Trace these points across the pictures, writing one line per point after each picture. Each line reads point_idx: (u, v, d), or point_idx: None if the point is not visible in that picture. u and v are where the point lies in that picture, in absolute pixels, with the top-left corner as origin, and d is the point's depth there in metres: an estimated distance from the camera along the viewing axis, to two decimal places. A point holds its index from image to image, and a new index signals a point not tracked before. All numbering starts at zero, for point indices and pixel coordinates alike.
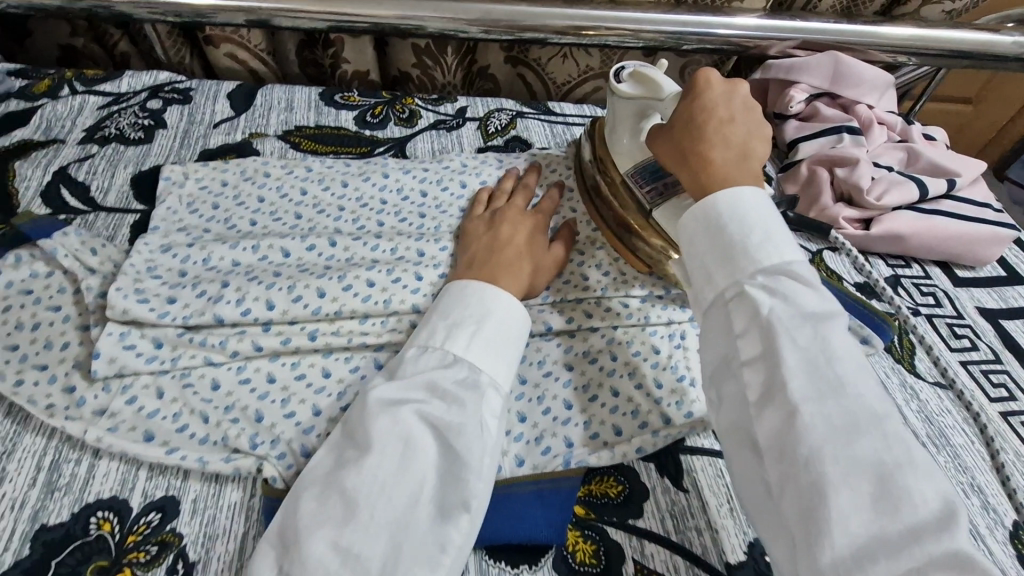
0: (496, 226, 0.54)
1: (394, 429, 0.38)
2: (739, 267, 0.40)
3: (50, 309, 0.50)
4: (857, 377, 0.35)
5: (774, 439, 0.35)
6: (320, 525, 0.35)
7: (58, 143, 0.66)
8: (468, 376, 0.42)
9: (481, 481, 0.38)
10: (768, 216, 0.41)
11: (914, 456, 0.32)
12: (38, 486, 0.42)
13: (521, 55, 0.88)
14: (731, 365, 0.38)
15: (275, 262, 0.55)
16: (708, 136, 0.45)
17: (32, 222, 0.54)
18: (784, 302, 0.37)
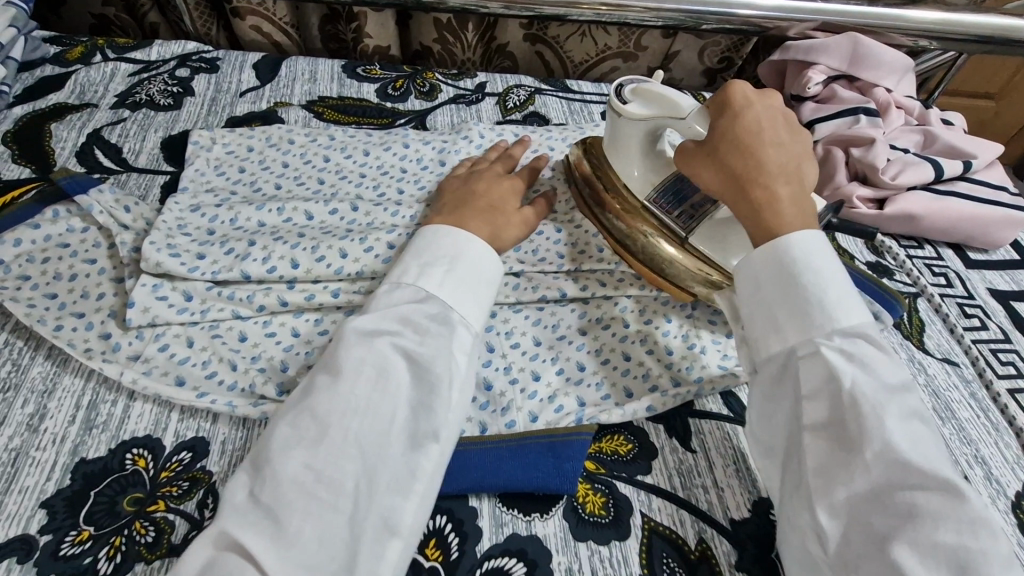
0: (472, 184, 0.56)
1: (366, 360, 0.40)
2: (813, 327, 0.40)
3: (87, 262, 0.52)
4: (936, 456, 0.36)
5: (850, 511, 0.35)
6: (293, 446, 0.37)
7: (91, 107, 0.68)
8: (439, 312, 0.44)
9: (451, 413, 0.40)
10: (840, 276, 0.42)
11: (997, 545, 0.33)
12: (78, 424, 0.44)
13: (540, 33, 0.89)
14: (799, 427, 0.39)
15: (299, 224, 0.57)
16: (766, 157, 0.45)
17: (70, 177, 0.56)
18: (862, 371, 0.38)
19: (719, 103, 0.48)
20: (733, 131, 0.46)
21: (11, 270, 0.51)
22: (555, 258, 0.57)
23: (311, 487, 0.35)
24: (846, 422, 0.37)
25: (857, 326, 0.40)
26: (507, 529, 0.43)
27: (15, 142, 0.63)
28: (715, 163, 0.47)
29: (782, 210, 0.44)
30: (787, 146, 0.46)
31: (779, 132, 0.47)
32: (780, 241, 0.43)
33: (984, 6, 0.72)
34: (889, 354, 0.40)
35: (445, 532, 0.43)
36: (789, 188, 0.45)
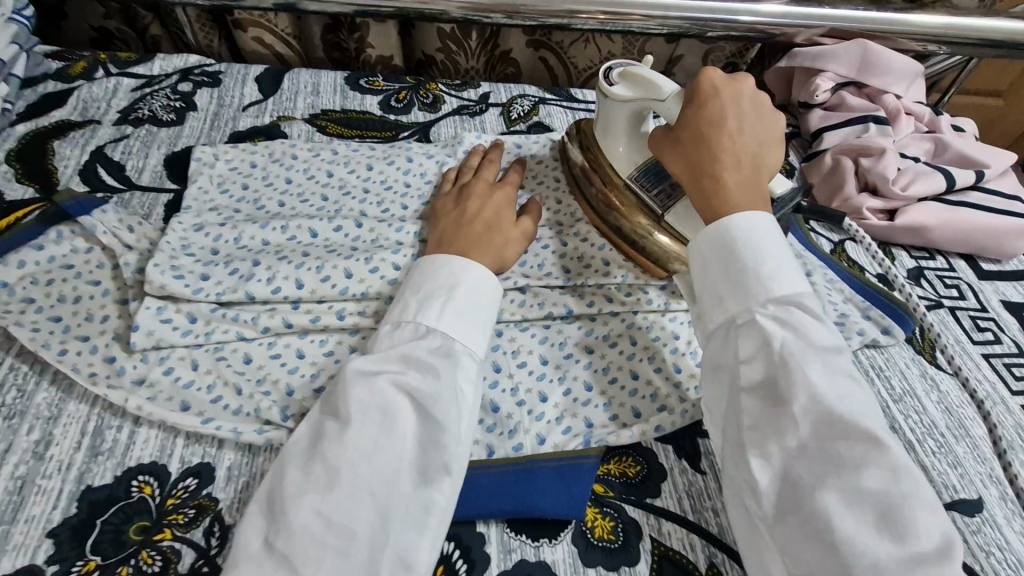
0: (463, 202, 0.56)
1: (371, 400, 0.40)
2: (751, 294, 0.42)
3: (91, 283, 0.52)
4: (864, 409, 0.37)
5: (783, 466, 0.37)
6: (304, 493, 0.37)
7: (94, 124, 0.68)
8: (443, 345, 0.44)
9: (461, 447, 0.40)
10: (778, 247, 0.44)
11: (918, 491, 0.35)
12: (83, 450, 0.44)
13: (543, 40, 0.88)
14: (736, 390, 0.41)
15: (303, 242, 0.56)
16: (722, 148, 0.47)
17: (73, 198, 0.55)
18: (793, 334, 0.40)
19: (690, 90, 0.50)
20: (696, 118, 0.48)
21: (15, 292, 0.51)
22: (560, 273, 0.57)
23: (324, 533, 0.36)
24: (778, 382, 0.39)
25: (793, 293, 0.42)
26: (514, 555, 0.43)
27: (18, 161, 0.63)
28: (676, 147, 0.49)
29: (731, 193, 0.46)
30: (750, 135, 0.48)
31: (744, 122, 0.48)
32: (727, 220, 0.45)
33: (995, 11, 0.71)
34: (822, 320, 0.42)
35: (452, 558, 0.42)
36: (741, 174, 0.47)
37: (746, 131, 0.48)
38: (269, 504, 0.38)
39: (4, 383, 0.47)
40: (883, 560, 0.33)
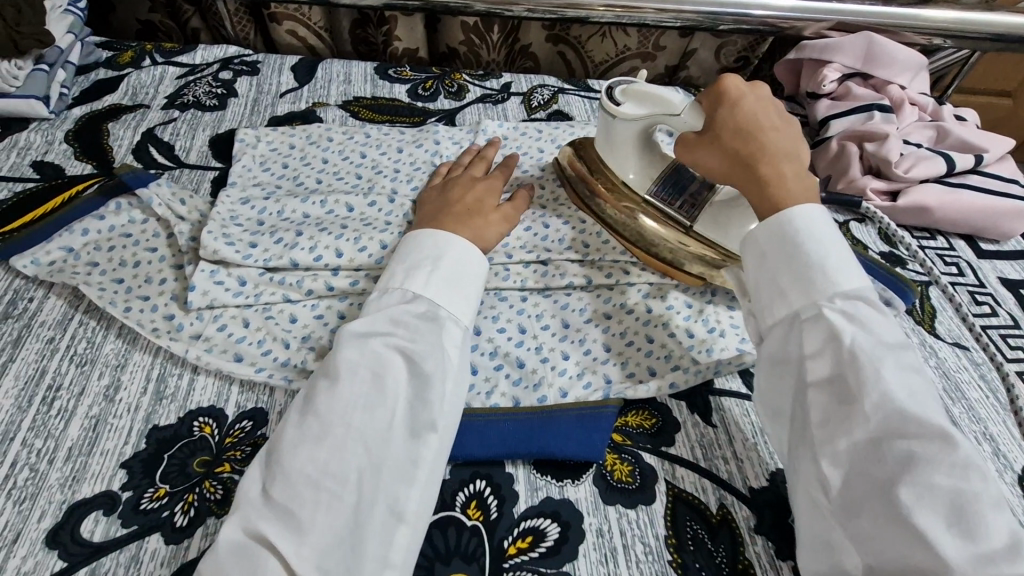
0: (448, 188, 0.60)
1: (361, 359, 0.43)
2: (817, 290, 0.44)
3: (150, 250, 0.57)
4: (932, 407, 0.39)
5: (853, 460, 0.39)
6: (299, 445, 0.40)
7: (144, 108, 0.73)
8: (427, 310, 0.48)
9: (446, 404, 0.44)
10: (840, 246, 0.46)
11: (987, 488, 0.36)
12: (149, 395, 0.48)
13: (562, 34, 0.92)
14: (802, 385, 0.43)
15: (341, 215, 0.61)
16: (767, 146, 0.50)
17: (131, 172, 0.60)
18: (861, 331, 0.42)
19: (714, 95, 0.53)
20: (732, 121, 0.51)
21: (81, 257, 0.56)
22: (581, 245, 0.61)
23: (319, 480, 0.39)
24: (847, 378, 0.41)
25: (856, 290, 0.44)
26: (541, 492, 0.47)
27: (77, 140, 0.68)
28: (719, 149, 0.51)
29: (787, 186, 0.48)
30: (785, 130, 0.51)
31: (774, 119, 0.52)
32: (787, 213, 0.47)
33: (995, 6, 0.74)
34: (886, 318, 0.44)
35: (484, 494, 0.46)
36: (790, 164, 0.49)
37: (779, 125, 0.51)
38: (267, 459, 0.41)
39: (74, 336, 0.51)
40: (956, 555, 0.34)
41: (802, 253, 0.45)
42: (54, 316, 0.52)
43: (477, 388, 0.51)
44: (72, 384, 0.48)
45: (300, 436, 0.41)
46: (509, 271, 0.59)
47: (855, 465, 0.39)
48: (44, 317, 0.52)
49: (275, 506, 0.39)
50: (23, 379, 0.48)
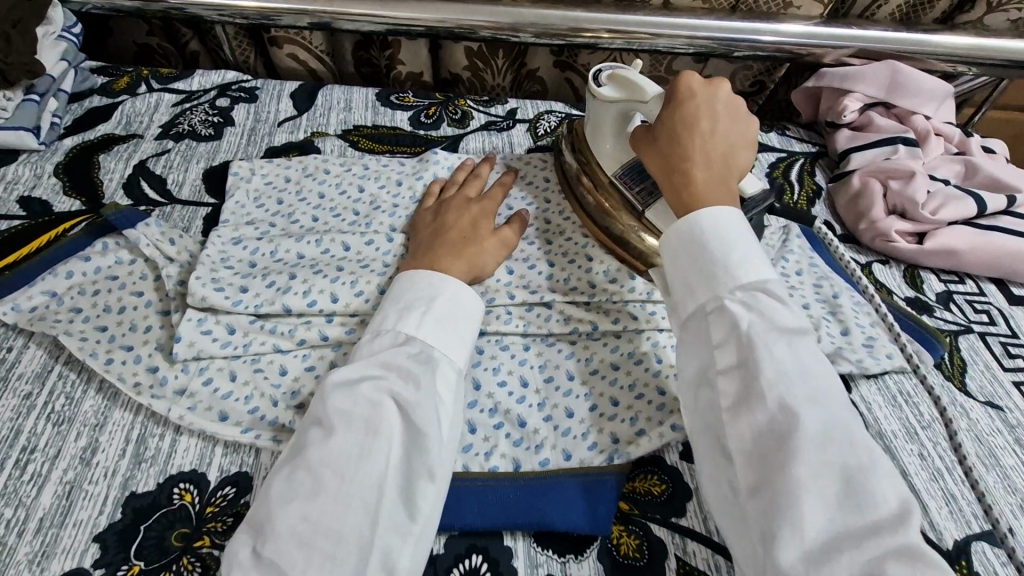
0: (442, 215, 0.59)
1: (353, 407, 0.41)
2: (719, 282, 0.44)
3: (135, 294, 0.54)
4: (825, 388, 0.39)
5: (751, 444, 0.39)
6: (289, 500, 0.38)
7: (137, 138, 0.71)
8: (421, 352, 0.45)
9: (445, 452, 0.41)
10: (743, 234, 0.46)
11: (874, 462, 0.37)
12: (128, 457, 0.46)
13: (570, 60, 0.89)
14: (710, 374, 0.43)
15: (337, 255, 0.58)
16: (694, 150, 0.50)
17: (118, 211, 0.58)
18: (758, 317, 0.42)
19: (671, 92, 0.54)
20: (672, 117, 0.52)
21: (64, 302, 0.53)
22: (587, 285, 0.58)
23: (309, 539, 0.37)
24: (748, 364, 0.40)
25: (757, 280, 0.44)
26: (541, 570, 0.43)
27: (67, 174, 0.65)
28: (652, 143, 0.53)
29: (701, 187, 0.49)
30: (721, 137, 0.51)
31: (717, 122, 0.52)
32: (693, 211, 0.48)
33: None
34: (788, 303, 0.43)
35: (481, 571, 0.43)
36: (711, 168, 0.50)
37: (718, 130, 0.51)
38: (253, 517, 0.38)
39: (53, 391, 0.49)
40: (844, 529, 0.35)
41: (708, 245, 0.45)
42: (33, 367, 0.50)
43: (475, 448, 0.47)
44: (47, 445, 0.45)
45: (286, 489, 0.38)
46: (512, 315, 0.56)
47: (754, 450, 0.39)
48: (22, 369, 0.50)
49: (262, 563, 0.36)
50: None
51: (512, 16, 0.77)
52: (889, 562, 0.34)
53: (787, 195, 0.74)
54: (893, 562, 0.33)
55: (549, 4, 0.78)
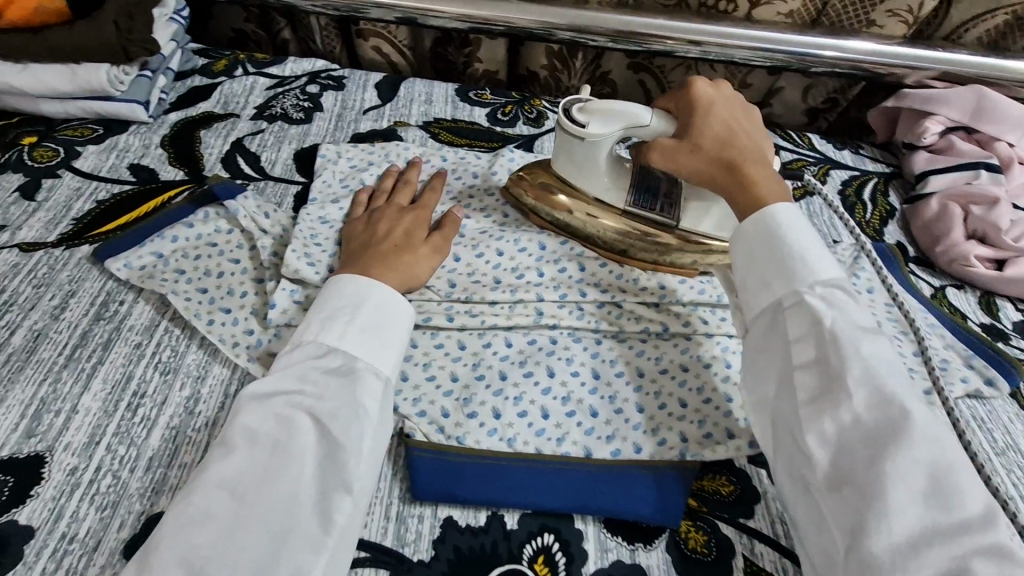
0: (374, 224, 0.58)
1: (264, 425, 0.42)
2: (799, 280, 0.47)
3: (234, 261, 0.58)
4: (903, 385, 0.42)
5: (836, 437, 0.41)
6: (182, 527, 0.37)
7: (234, 117, 0.75)
8: (343, 364, 0.46)
9: (364, 464, 0.42)
10: (815, 240, 0.50)
11: (958, 464, 0.39)
12: (227, 410, 0.49)
13: (646, 63, 0.89)
14: (788, 367, 0.45)
15: (447, 266, 0.60)
16: (742, 150, 0.54)
17: (221, 182, 0.62)
18: (840, 313, 0.45)
19: (687, 100, 0.56)
20: (708, 123, 0.54)
21: (170, 263, 0.57)
22: (656, 285, 0.60)
23: (201, 570, 0.36)
24: (830, 359, 0.43)
25: (833, 279, 0.48)
26: (611, 555, 0.44)
27: (172, 145, 0.70)
28: (697, 151, 0.54)
29: (763, 185, 0.53)
30: (754, 137, 0.56)
31: (743, 121, 0.56)
32: (767, 214, 0.51)
33: None
34: (860, 306, 0.47)
35: (553, 550, 0.44)
36: (760, 165, 0.54)
37: (748, 131, 0.56)
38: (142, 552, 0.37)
39: (160, 343, 0.52)
40: (930, 525, 0.37)
41: (786, 246, 0.49)
42: (143, 321, 0.53)
43: (547, 433, 0.49)
44: (155, 393, 0.49)
45: (183, 515, 0.38)
46: (583, 311, 0.57)
47: (839, 442, 0.41)
48: (133, 321, 0.53)
49: None
50: (111, 383, 0.49)
51: (593, 20, 0.79)
52: (975, 557, 0.35)
53: (859, 214, 0.73)
54: (980, 556, 0.35)
55: (630, 11, 0.79)
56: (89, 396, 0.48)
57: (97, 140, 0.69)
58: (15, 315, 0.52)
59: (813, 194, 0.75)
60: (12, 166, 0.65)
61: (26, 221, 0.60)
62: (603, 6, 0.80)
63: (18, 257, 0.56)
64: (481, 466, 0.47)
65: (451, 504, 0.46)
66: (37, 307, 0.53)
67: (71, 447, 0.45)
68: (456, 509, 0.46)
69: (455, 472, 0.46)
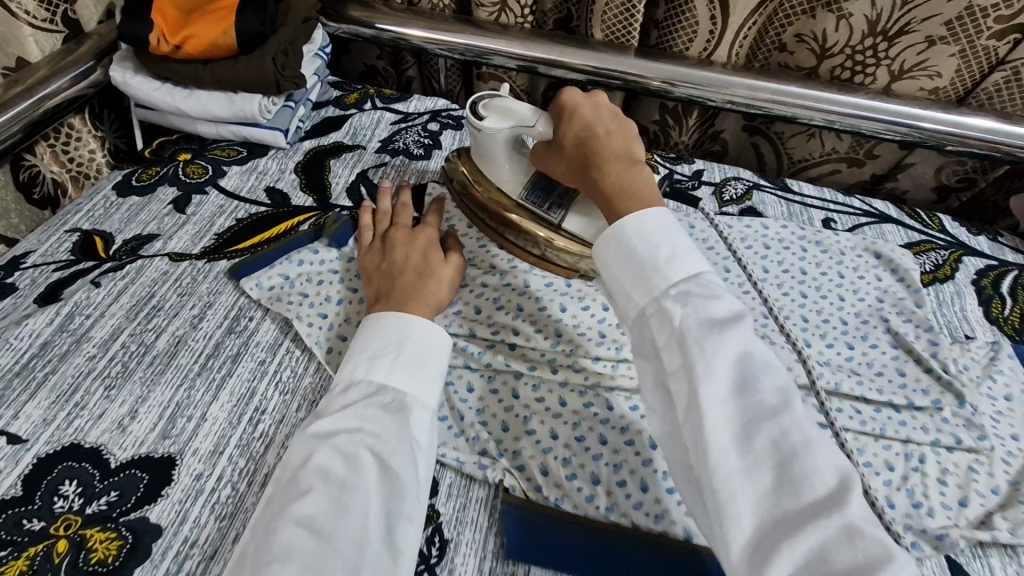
0: (389, 251, 0.60)
1: (332, 462, 0.42)
2: (654, 283, 0.44)
3: (350, 289, 0.60)
4: (759, 372, 0.39)
5: (691, 449, 0.38)
6: (273, 564, 0.36)
7: (361, 149, 0.80)
8: (393, 401, 0.47)
9: (421, 493, 0.43)
10: (673, 231, 0.46)
11: (814, 444, 0.36)
12: None
13: (762, 127, 0.88)
14: (658, 378, 0.42)
15: (553, 315, 0.58)
16: (598, 149, 0.53)
17: (336, 231, 0.65)
18: (691, 312, 0.41)
19: (556, 109, 0.57)
20: (567, 129, 0.55)
21: (295, 286, 0.60)
22: None
23: None
24: (683, 366, 0.39)
25: (689, 275, 0.44)
26: None
27: (305, 172, 0.75)
28: (560, 154, 0.57)
29: (614, 187, 0.51)
30: (617, 134, 0.53)
31: (609, 120, 0.55)
32: (627, 216, 0.48)
33: None
34: (721, 293, 0.43)
35: None
36: (618, 164, 0.52)
37: (614, 129, 0.54)
38: None
39: (281, 363, 0.55)
40: (782, 516, 0.34)
41: (649, 245, 0.45)
42: (268, 338, 0.57)
43: (645, 507, 0.48)
44: (274, 410, 0.52)
45: (268, 555, 0.37)
46: None
47: (695, 457, 0.38)
48: (260, 338, 0.57)
49: None
50: (237, 396, 0.52)
51: (717, 81, 0.78)
52: (828, 546, 0.32)
53: (996, 309, 0.68)
54: (829, 546, 0.32)
55: (756, 75, 0.78)
56: (216, 406, 0.51)
57: (241, 162, 0.75)
58: (160, 319, 0.57)
59: (943, 281, 0.70)
60: (169, 179, 0.72)
61: (176, 232, 0.66)
62: (725, 67, 0.79)
63: (168, 265, 0.62)
64: (566, 533, 0.46)
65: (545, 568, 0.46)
66: (180, 314, 0.58)
67: (198, 454, 0.48)
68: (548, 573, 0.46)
69: (548, 537, 0.46)
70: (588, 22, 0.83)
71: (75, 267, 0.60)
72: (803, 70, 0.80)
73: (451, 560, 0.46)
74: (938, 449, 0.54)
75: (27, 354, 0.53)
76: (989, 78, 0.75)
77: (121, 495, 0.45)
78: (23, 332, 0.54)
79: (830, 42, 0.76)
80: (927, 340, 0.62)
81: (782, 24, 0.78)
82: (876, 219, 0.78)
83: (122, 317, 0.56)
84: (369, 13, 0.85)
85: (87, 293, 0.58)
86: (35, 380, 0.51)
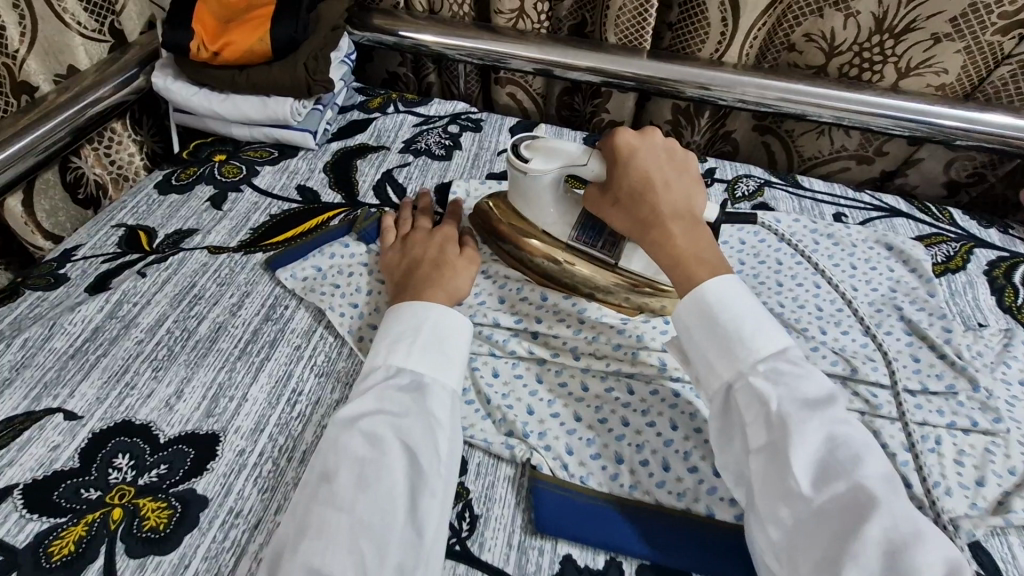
0: (409, 250, 0.62)
1: (354, 444, 0.44)
2: (738, 358, 0.48)
3: (379, 280, 0.63)
4: (856, 455, 0.42)
5: (789, 525, 0.41)
6: (301, 542, 0.40)
7: (385, 150, 0.83)
8: (411, 382, 0.49)
9: (442, 468, 0.45)
10: (758, 311, 0.50)
11: (914, 530, 0.38)
12: None
13: (772, 125, 0.90)
14: (748, 451, 0.45)
15: (578, 306, 0.62)
16: (659, 202, 0.54)
17: (364, 228, 0.68)
18: (784, 391, 0.45)
19: (609, 150, 0.57)
20: (626, 177, 0.55)
21: (327, 277, 0.64)
22: None
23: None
24: (776, 442, 0.43)
25: (774, 351, 0.48)
26: None
27: (333, 172, 0.79)
28: (616, 206, 0.56)
29: (682, 247, 0.53)
30: (676, 190, 0.55)
31: (667, 171, 0.56)
32: (701, 286, 0.51)
33: None
34: (810, 371, 0.47)
35: None
36: (682, 224, 0.54)
37: (672, 183, 0.56)
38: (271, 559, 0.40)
39: (316, 348, 0.58)
40: None
41: (730, 321, 0.49)
42: (302, 326, 0.60)
43: (668, 485, 0.50)
44: (311, 392, 0.55)
45: (302, 530, 0.40)
46: None
47: (793, 534, 0.40)
48: (295, 325, 0.60)
49: None
50: (275, 379, 0.55)
51: (729, 80, 0.80)
52: None
53: (1009, 298, 0.69)
54: None
55: (768, 74, 0.81)
56: (256, 387, 0.54)
57: (273, 162, 0.79)
58: (201, 307, 0.60)
59: (955, 272, 0.71)
60: (205, 178, 0.75)
61: (213, 227, 0.69)
62: (737, 67, 0.81)
63: (206, 257, 0.65)
64: (593, 507, 0.48)
65: (572, 543, 0.47)
66: (219, 302, 0.61)
67: (240, 431, 0.51)
68: (576, 548, 0.47)
69: (576, 511, 0.48)
70: (602, 27, 0.86)
71: (121, 259, 0.64)
72: (812, 68, 0.83)
73: (481, 533, 0.48)
74: (954, 432, 0.55)
75: (80, 339, 0.56)
76: (996, 73, 0.76)
77: (171, 468, 0.48)
78: (76, 318, 0.58)
79: (839, 39, 0.79)
80: (940, 327, 0.63)
81: (790, 26, 0.80)
82: (886, 214, 0.80)
83: (166, 305, 0.60)
84: (392, 21, 0.89)
85: (134, 283, 0.61)
86: (89, 362, 0.54)
